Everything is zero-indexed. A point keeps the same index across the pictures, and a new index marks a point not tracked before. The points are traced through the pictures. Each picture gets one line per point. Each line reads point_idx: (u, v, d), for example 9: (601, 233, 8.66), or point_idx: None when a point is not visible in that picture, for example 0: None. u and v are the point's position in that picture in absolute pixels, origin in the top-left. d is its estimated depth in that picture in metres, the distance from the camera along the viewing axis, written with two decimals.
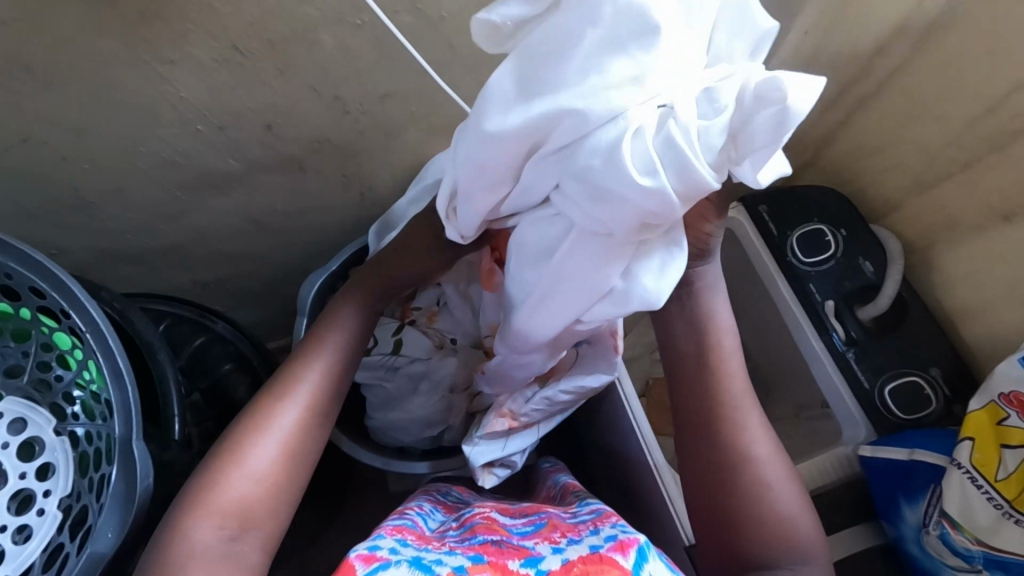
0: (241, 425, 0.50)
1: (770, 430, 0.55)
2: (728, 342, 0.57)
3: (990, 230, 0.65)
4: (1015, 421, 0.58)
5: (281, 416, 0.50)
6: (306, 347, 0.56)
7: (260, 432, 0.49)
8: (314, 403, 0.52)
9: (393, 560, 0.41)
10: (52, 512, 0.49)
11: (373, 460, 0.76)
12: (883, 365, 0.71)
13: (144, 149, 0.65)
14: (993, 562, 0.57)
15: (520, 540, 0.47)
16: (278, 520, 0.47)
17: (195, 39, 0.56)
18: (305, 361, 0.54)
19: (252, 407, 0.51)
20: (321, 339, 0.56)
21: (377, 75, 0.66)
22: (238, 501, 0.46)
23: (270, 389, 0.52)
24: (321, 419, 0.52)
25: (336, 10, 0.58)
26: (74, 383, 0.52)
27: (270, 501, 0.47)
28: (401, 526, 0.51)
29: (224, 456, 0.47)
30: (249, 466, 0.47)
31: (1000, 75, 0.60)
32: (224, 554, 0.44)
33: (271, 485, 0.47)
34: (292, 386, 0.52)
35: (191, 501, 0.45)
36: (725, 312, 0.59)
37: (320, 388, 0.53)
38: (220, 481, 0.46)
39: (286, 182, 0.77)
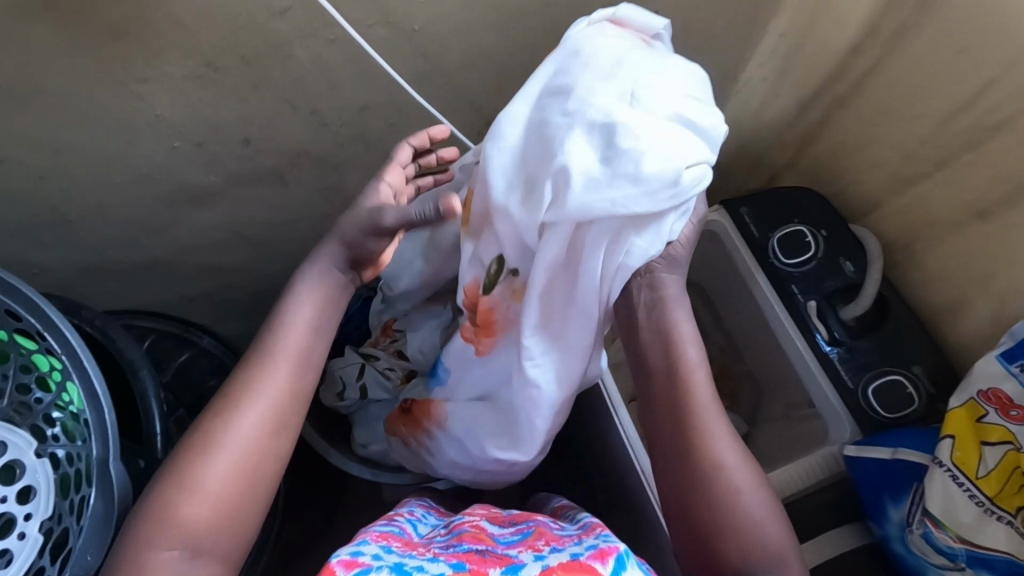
0: (191, 440, 0.48)
1: (736, 438, 0.53)
2: (690, 347, 0.56)
3: (964, 228, 0.66)
4: (994, 418, 0.58)
5: (233, 430, 0.48)
6: (251, 356, 0.53)
7: (211, 449, 0.47)
8: (272, 411, 0.50)
9: (374, 565, 0.41)
10: (33, 535, 0.47)
11: (362, 472, 0.79)
12: (867, 364, 0.72)
13: (122, 165, 0.65)
14: (976, 559, 0.58)
15: (504, 549, 0.47)
16: (240, 536, 0.47)
17: (169, 56, 0.56)
18: (259, 368, 0.52)
19: (203, 421, 0.49)
20: (270, 350, 0.53)
21: (354, 87, 0.66)
22: (190, 521, 0.45)
23: (223, 400, 0.50)
24: (278, 429, 0.50)
25: (309, 24, 0.58)
26: (54, 404, 0.50)
27: (231, 520, 0.46)
28: (387, 533, 0.50)
29: (174, 478, 0.46)
30: (202, 487, 0.46)
31: (970, 73, 0.61)
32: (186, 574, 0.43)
33: (228, 502, 0.46)
34: (244, 398, 0.50)
35: (146, 523, 0.44)
36: (685, 314, 0.57)
37: (274, 402, 0.51)
38: (172, 502, 0.45)
39: (267, 195, 0.76)
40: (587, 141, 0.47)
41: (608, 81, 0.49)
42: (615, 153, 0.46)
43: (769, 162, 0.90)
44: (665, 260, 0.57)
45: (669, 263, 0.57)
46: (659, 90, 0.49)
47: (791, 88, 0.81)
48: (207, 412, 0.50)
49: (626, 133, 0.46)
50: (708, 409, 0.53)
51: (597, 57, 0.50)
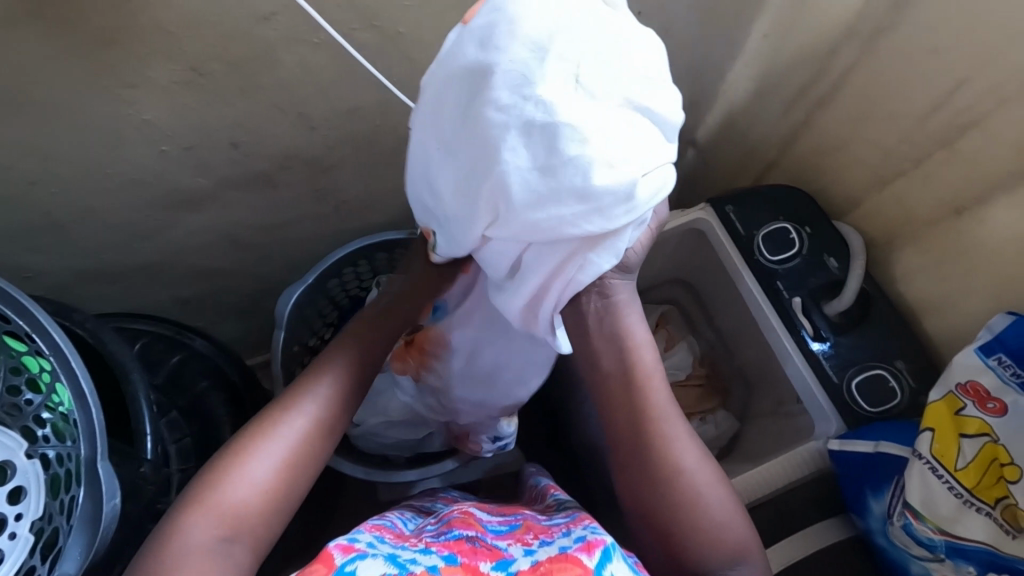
0: (250, 432, 0.53)
1: (695, 437, 0.57)
2: (647, 351, 0.58)
3: (943, 225, 0.67)
4: (972, 411, 0.60)
5: (249, 471, 0.50)
6: (274, 405, 0.55)
7: (226, 483, 0.49)
8: (320, 418, 0.56)
9: (369, 552, 0.42)
10: (23, 535, 0.48)
11: (355, 471, 0.77)
12: (851, 359, 0.72)
13: (112, 170, 0.66)
14: (954, 550, 0.59)
15: (494, 538, 0.48)
16: (269, 531, 0.50)
17: (156, 62, 0.57)
18: (315, 379, 0.58)
19: (220, 457, 0.51)
20: (292, 403, 0.55)
21: (340, 90, 0.67)
22: (195, 549, 0.46)
23: (281, 404, 0.55)
24: (322, 437, 0.55)
25: (293, 29, 0.59)
26: (44, 405, 0.50)
27: (265, 514, 0.50)
28: (380, 525, 0.51)
29: (228, 463, 0.51)
30: (217, 514, 0.48)
31: (944, 73, 0.62)
32: (220, 556, 0.47)
33: (239, 532, 0.48)
34: (260, 442, 0.52)
35: (193, 498, 0.48)
36: (639, 321, 0.59)
37: (290, 447, 0.53)
38: (221, 483, 0.49)
39: (257, 198, 0.77)
40: (527, 146, 0.43)
41: (538, 60, 0.43)
42: (556, 162, 0.43)
43: (755, 160, 0.91)
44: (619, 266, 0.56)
45: (621, 268, 0.56)
46: (598, 71, 0.44)
47: (774, 87, 0.82)
48: (220, 453, 0.52)
49: (566, 141, 0.42)
50: (666, 413, 0.57)
51: (529, 26, 0.43)
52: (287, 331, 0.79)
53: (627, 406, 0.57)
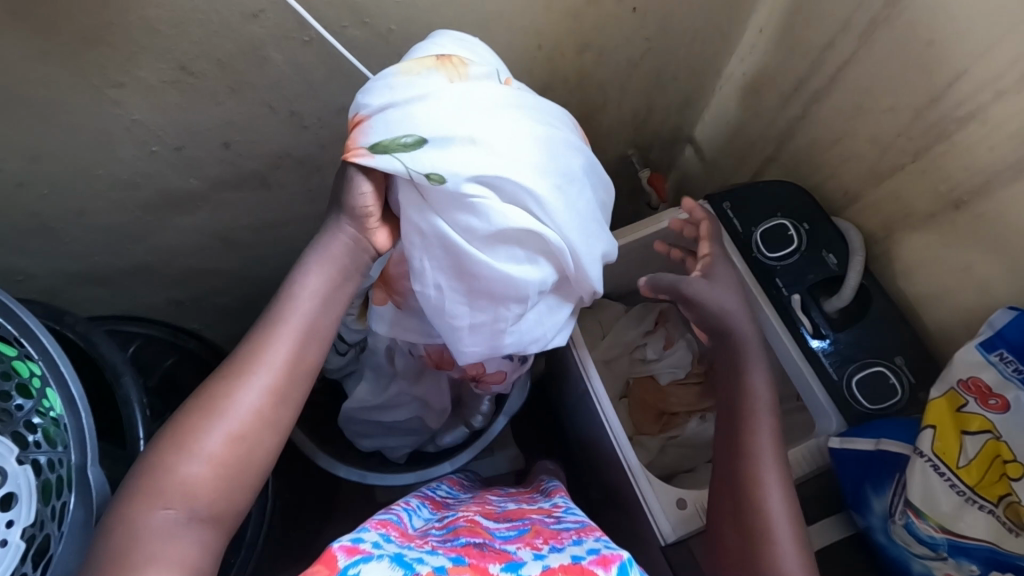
0: (193, 405, 0.48)
1: (789, 489, 0.58)
2: (759, 398, 0.62)
3: (942, 218, 0.67)
4: (974, 408, 0.59)
5: (204, 443, 0.46)
6: (226, 373, 0.49)
7: (182, 460, 0.45)
8: (276, 389, 0.50)
9: (374, 553, 0.41)
10: (15, 542, 0.46)
11: (350, 474, 0.78)
12: (851, 356, 0.72)
13: (102, 171, 0.65)
14: (956, 548, 0.58)
15: (502, 544, 0.47)
16: (234, 502, 0.47)
17: (143, 62, 0.56)
18: (265, 338, 0.51)
19: (172, 432, 0.47)
20: (245, 370, 0.49)
21: (332, 89, 0.66)
22: (157, 533, 0.43)
23: (227, 369, 0.50)
24: (280, 400, 0.50)
25: (282, 27, 0.58)
26: (34, 410, 0.49)
27: (227, 486, 0.47)
28: (386, 522, 0.49)
29: (174, 442, 0.46)
30: (174, 497, 0.44)
31: (940, 66, 0.61)
32: (181, 537, 0.44)
33: (205, 514, 0.45)
34: (215, 412, 0.47)
35: (138, 485, 0.44)
36: (760, 372, 0.64)
37: (249, 420, 0.48)
38: (172, 462, 0.45)
39: (250, 198, 0.77)
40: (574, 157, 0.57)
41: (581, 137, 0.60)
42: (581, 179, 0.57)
43: (752, 155, 0.90)
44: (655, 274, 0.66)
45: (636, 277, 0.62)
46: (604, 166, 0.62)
47: (770, 82, 0.82)
48: (170, 426, 0.47)
49: (570, 182, 0.55)
50: (761, 456, 0.59)
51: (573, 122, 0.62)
52: None
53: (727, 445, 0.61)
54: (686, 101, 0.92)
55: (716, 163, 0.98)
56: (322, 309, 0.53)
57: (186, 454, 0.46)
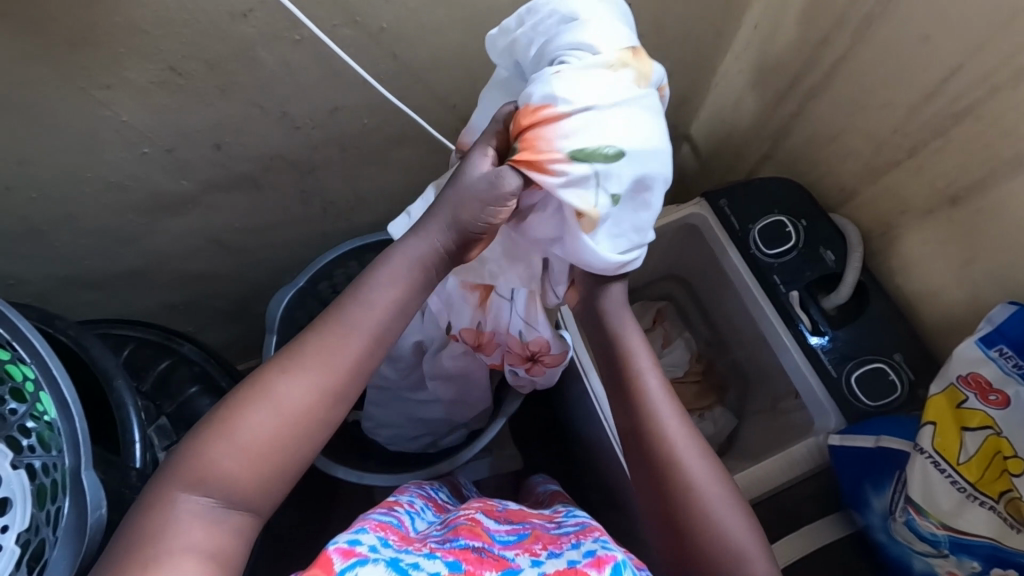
0: (250, 389, 0.46)
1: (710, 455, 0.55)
2: (640, 356, 0.59)
3: (939, 214, 0.66)
4: (973, 403, 0.59)
5: (248, 431, 0.44)
6: (282, 361, 0.47)
7: (222, 447, 0.43)
8: (326, 387, 0.47)
9: (371, 557, 0.40)
10: (10, 547, 0.45)
11: (348, 475, 0.77)
12: (850, 353, 0.72)
13: (92, 174, 0.65)
14: (959, 545, 0.58)
15: (500, 550, 0.46)
16: (267, 501, 0.45)
17: (130, 63, 0.55)
18: (326, 330, 0.48)
19: (218, 417, 0.45)
20: (296, 361, 0.47)
21: (324, 89, 0.66)
22: (183, 523, 0.41)
23: (283, 358, 0.47)
24: (335, 402, 0.47)
25: (271, 27, 0.57)
26: (28, 414, 0.48)
27: (264, 481, 0.44)
28: (386, 523, 0.48)
29: (222, 430, 0.44)
30: (207, 487, 0.43)
31: (936, 60, 0.61)
32: (207, 530, 0.42)
33: (235, 505, 0.44)
34: (262, 402, 0.45)
35: (174, 468, 0.43)
36: (636, 328, 0.61)
37: (297, 416, 0.45)
38: (211, 448, 0.43)
39: (242, 201, 0.76)
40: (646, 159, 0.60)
41: None
42: None
43: (748, 152, 0.90)
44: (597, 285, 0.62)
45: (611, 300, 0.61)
46: None
47: (766, 79, 0.81)
48: (215, 411, 0.45)
49: None
50: (666, 419, 0.55)
51: None
52: (279, 335, 0.77)
53: (626, 409, 0.57)
54: (682, 98, 0.91)
55: (712, 160, 0.98)
56: (394, 308, 0.50)
57: (227, 443, 0.44)
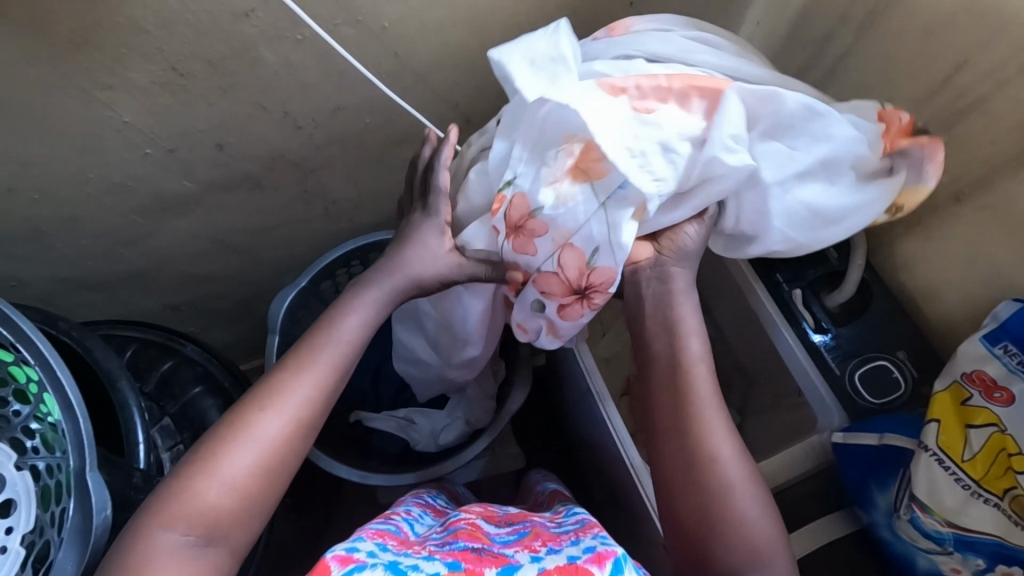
0: (225, 426, 0.50)
1: (743, 448, 0.55)
2: (694, 341, 0.58)
3: (944, 210, 0.66)
4: (977, 400, 0.59)
5: (228, 463, 0.48)
6: (255, 396, 0.52)
7: (204, 479, 0.48)
8: (300, 416, 0.52)
9: (369, 562, 0.40)
10: (15, 548, 0.45)
11: (350, 474, 0.77)
12: (853, 350, 0.71)
13: (94, 175, 0.65)
14: (962, 542, 0.58)
15: (500, 548, 0.46)
16: (247, 528, 0.49)
17: (132, 63, 0.55)
18: (299, 364, 0.53)
19: (197, 452, 0.49)
20: (271, 397, 0.52)
21: (326, 89, 0.66)
22: (164, 553, 0.45)
23: (258, 392, 0.52)
24: (309, 426, 0.52)
25: (273, 26, 0.57)
26: (32, 416, 0.48)
27: (244, 510, 0.49)
28: (383, 530, 0.49)
29: (202, 465, 0.48)
30: (188, 519, 0.47)
31: (940, 56, 0.61)
32: (187, 559, 0.46)
33: (217, 533, 0.47)
34: (238, 436, 0.50)
35: (158, 503, 0.47)
36: (694, 311, 0.59)
37: (271, 445, 0.50)
38: (192, 482, 0.48)
39: (244, 202, 0.76)
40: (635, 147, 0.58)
41: None
42: None
43: None
44: (671, 245, 0.59)
45: (679, 256, 0.59)
46: None
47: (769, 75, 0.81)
48: (196, 446, 0.50)
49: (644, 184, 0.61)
50: (707, 407, 0.55)
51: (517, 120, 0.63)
52: (281, 335, 0.78)
53: (668, 389, 0.56)
54: None
55: None
56: (360, 343, 0.57)
57: (208, 475, 0.48)
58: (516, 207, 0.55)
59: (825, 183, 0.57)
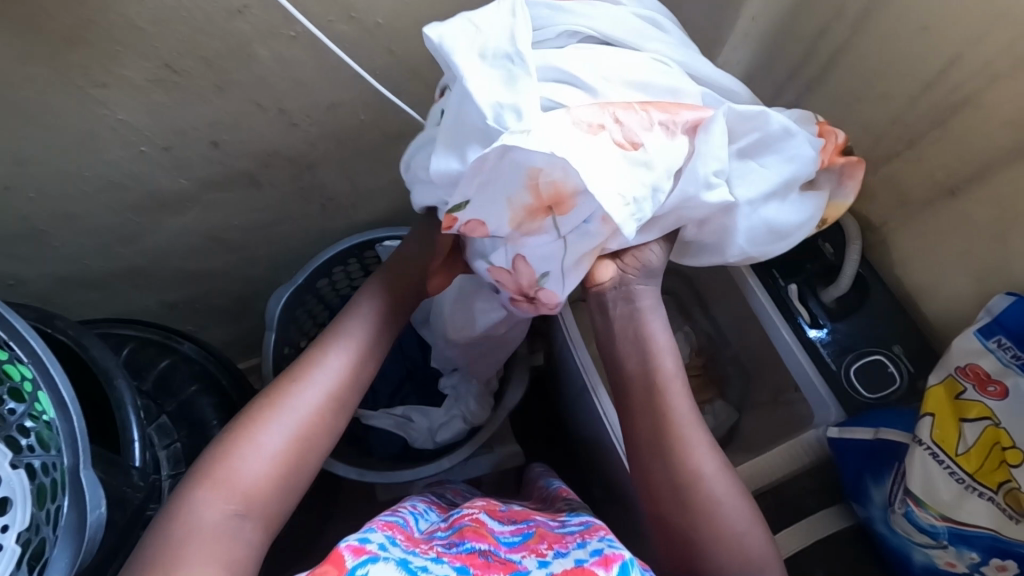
0: (258, 407, 0.54)
1: (720, 456, 0.56)
2: (666, 358, 0.57)
3: (939, 205, 0.66)
4: (971, 395, 0.59)
5: (265, 439, 0.51)
6: (288, 378, 0.56)
7: (243, 454, 0.50)
8: (331, 394, 0.56)
9: (382, 555, 0.41)
10: (10, 547, 0.46)
11: (348, 472, 0.77)
12: (849, 345, 0.71)
13: (89, 173, 0.65)
14: (958, 536, 0.58)
15: (507, 552, 0.46)
16: (284, 502, 0.51)
17: (127, 60, 0.56)
18: (327, 349, 0.58)
19: (233, 432, 0.52)
20: (301, 380, 0.55)
21: (321, 86, 0.66)
22: (209, 524, 0.47)
23: (289, 374, 0.56)
24: (338, 406, 0.56)
25: (268, 23, 0.57)
26: (27, 414, 0.49)
27: (280, 484, 0.51)
28: (392, 523, 0.49)
29: (241, 442, 0.51)
30: (230, 491, 0.49)
31: (933, 50, 0.61)
32: (231, 530, 0.48)
33: (257, 505, 0.50)
34: (273, 414, 0.53)
35: (199, 478, 0.49)
36: (663, 327, 0.59)
37: (305, 421, 0.54)
38: (232, 457, 0.50)
39: (240, 199, 0.76)
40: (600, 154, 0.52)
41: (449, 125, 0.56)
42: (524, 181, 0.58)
43: None
44: (635, 262, 0.57)
45: (645, 274, 0.58)
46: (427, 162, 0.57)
47: (765, 71, 0.81)
48: (230, 428, 0.53)
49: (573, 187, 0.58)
50: (683, 425, 0.55)
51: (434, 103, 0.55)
52: (277, 333, 0.79)
53: (645, 408, 0.56)
54: None
55: None
56: (380, 331, 0.61)
57: (246, 450, 0.51)
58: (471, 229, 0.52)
59: (781, 201, 0.58)
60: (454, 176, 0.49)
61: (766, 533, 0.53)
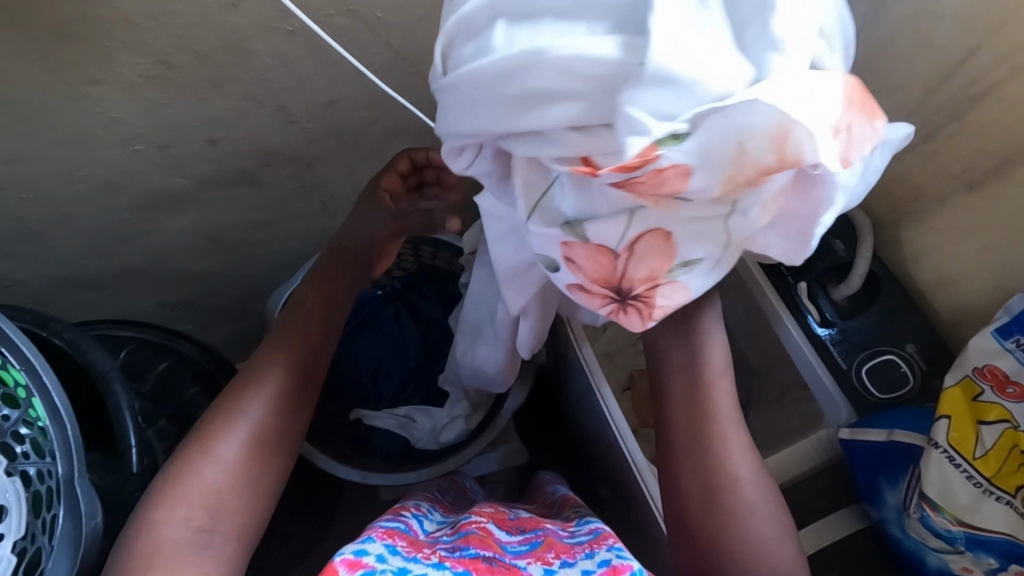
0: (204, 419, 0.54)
1: (752, 452, 0.56)
2: (717, 355, 0.58)
3: (955, 200, 0.64)
4: (989, 396, 0.58)
5: (219, 444, 0.52)
6: (235, 386, 0.56)
7: (198, 463, 0.50)
8: (282, 392, 0.56)
9: (378, 568, 0.40)
10: (6, 556, 0.44)
11: (350, 475, 0.78)
12: (861, 344, 0.70)
13: (84, 172, 0.63)
14: (974, 540, 0.57)
15: (512, 559, 0.45)
16: (250, 501, 0.51)
17: (119, 56, 0.54)
18: (271, 351, 0.59)
19: (187, 444, 0.52)
20: (247, 385, 0.56)
21: (319, 81, 0.64)
22: (175, 535, 0.47)
23: (236, 383, 0.57)
24: (291, 401, 0.57)
25: (264, 16, 0.56)
26: (21, 420, 0.47)
27: (244, 484, 0.51)
28: (393, 530, 0.47)
29: (200, 445, 0.51)
30: (189, 500, 0.49)
31: (951, 41, 0.59)
32: (197, 537, 0.47)
33: (223, 508, 0.49)
34: (226, 419, 0.53)
35: (157, 494, 0.49)
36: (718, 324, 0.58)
37: (258, 422, 0.54)
38: (189, 467, 0.50)
39: (238, 198, 0.74)
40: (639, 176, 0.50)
41: None
42: None
43: None
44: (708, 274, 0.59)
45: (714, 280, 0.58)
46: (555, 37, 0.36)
47: None
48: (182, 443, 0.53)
49: None
50: (724, 422, 0.56)
51: None
52: None
53: (686, 404, 0.57)
54: None
55: None
56: (319, 323, 0.62)
57: (202, 459, 0.51)
58: (656, 181, 0.37)
59: None
60: (678, 97, 0.34)
61: (783, 526, 0.53)
